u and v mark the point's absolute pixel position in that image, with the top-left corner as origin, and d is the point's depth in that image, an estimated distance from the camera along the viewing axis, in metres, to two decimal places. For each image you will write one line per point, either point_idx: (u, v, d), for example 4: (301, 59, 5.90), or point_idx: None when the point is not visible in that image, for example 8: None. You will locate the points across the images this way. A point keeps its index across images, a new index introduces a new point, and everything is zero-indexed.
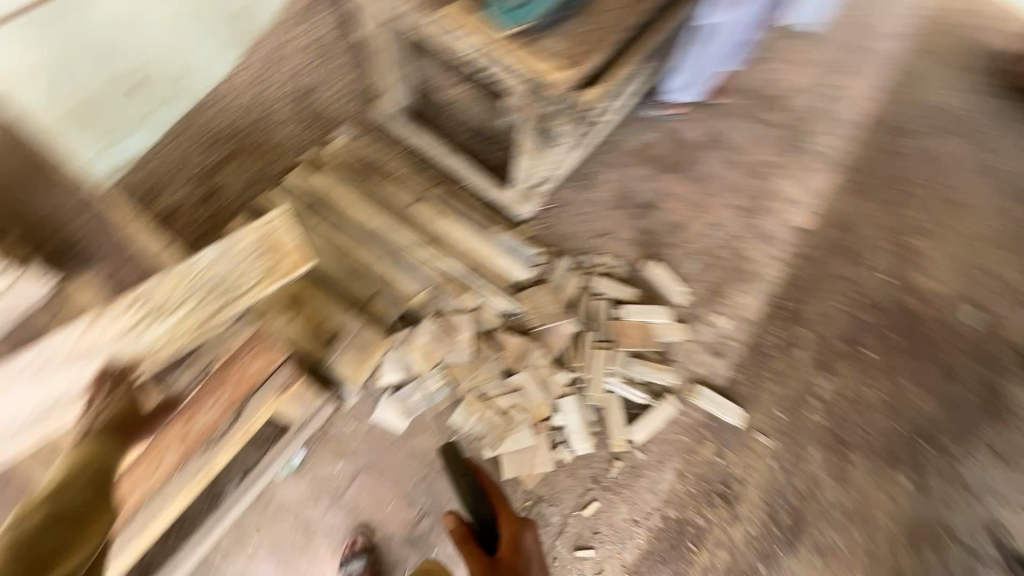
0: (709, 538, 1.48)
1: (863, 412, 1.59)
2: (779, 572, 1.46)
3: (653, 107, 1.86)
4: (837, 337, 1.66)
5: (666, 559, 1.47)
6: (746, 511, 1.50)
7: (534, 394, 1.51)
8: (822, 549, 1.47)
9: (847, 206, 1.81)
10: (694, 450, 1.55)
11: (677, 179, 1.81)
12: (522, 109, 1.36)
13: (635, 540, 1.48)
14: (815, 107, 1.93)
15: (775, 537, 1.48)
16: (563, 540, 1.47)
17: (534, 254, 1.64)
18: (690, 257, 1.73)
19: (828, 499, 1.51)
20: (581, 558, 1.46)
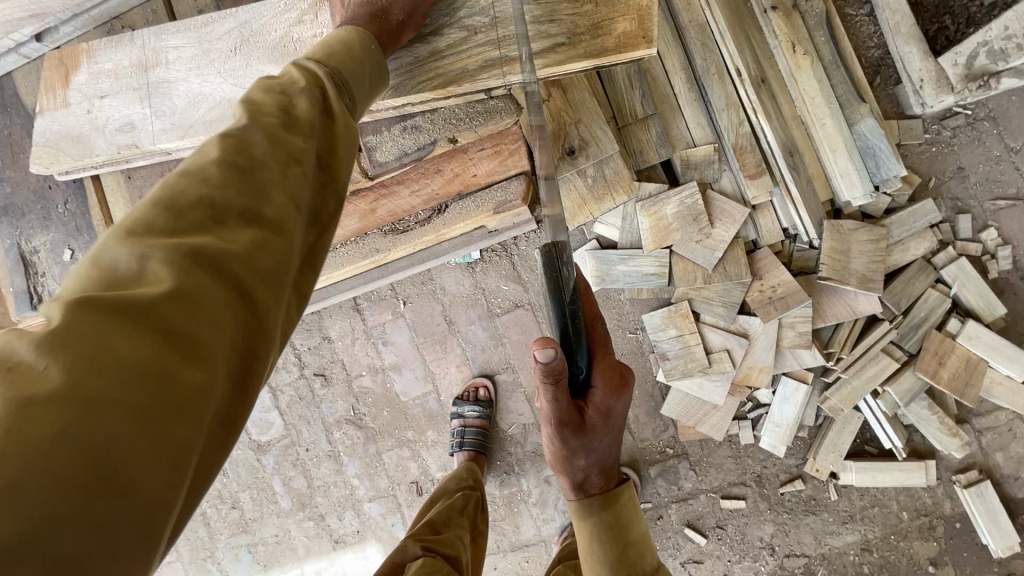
0: (817, 516, 1.77)
1: (979, 425, 1.71)
2: (874, 543, 1.75)
3: (809, 90, 1.60)
4: (993, 343, 1.62)
5: (777, 528, 1.79)
6: (852, 500, 1.76)
7: (689, 382, 1.74)
8: (916, 533, 1.74)
9: (996, 198, 1.68)
10: (821, 445, 1.74)
11: (831, 165, 1.62)
12: (660, 191, 1.64)
13: (752, 515, 1.80)
14: (1006, 95, 1.66)
15: (875, 521, 1.75)
16: (693, 518, 1.83)
17: (659, 259, 1.68)
18: (863, 261, 1.61)
19: (925, 501, 1.73)
20: (705, 534, 1.83)
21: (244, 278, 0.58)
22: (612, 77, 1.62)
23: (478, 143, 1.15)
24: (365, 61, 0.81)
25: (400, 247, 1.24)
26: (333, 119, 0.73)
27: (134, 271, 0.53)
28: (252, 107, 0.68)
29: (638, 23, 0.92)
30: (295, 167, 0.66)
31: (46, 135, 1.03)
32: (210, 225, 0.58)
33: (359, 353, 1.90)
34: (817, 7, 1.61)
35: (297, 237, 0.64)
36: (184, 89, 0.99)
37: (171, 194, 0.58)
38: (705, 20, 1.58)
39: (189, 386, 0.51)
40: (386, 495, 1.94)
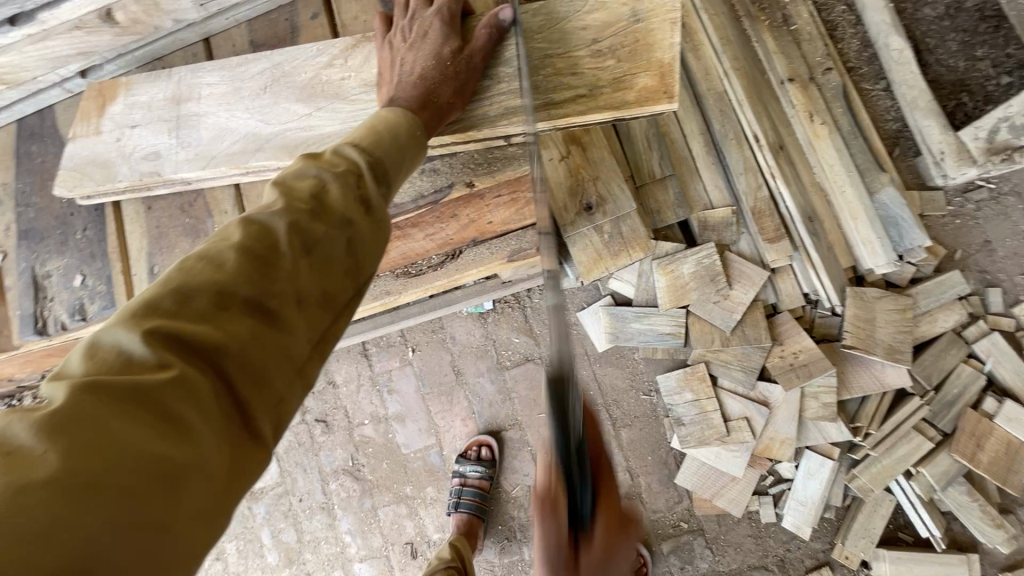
0: None
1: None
2: None
3: (828, 157, 1.61)
4: None
5: None
6: None
7: (707, 452, 1.66)
8: None
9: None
10: (849, 529, 1.62)
11: (854, 231, 1.59)
12: (676, 251, 1.62)
13: None
14: None
15: None
16: None
17: (675, 323, 1.64)
18: (892, 333, 1.55)
19: None
20: None
21: (235, 371, 0.56)
22: (631, 138, 1.66)
23: (494, 190, 1.10)
24: (405, 142, 0.78)
25: (413, 289, 1.24)
26: (369, 215, 0.68)
27: (137, 356, 0.51)
28: (286, 192, 0.64)
29: (660, 78, 0.92)
30: (305, 258, 0.62)
31: (74, 160, 1.04)
32: (212, 313, 0.56)
33: (364, 401, 1.85)
34: (833, 80, 1.66)
35: (300, 331, 0.61)
36: (211, 123, 1.00)
37: (185, 278, 0.56)
38: (723, 89, 1.62)
39: (178, 465, 0.49)
40: (378, 556, 1.82)
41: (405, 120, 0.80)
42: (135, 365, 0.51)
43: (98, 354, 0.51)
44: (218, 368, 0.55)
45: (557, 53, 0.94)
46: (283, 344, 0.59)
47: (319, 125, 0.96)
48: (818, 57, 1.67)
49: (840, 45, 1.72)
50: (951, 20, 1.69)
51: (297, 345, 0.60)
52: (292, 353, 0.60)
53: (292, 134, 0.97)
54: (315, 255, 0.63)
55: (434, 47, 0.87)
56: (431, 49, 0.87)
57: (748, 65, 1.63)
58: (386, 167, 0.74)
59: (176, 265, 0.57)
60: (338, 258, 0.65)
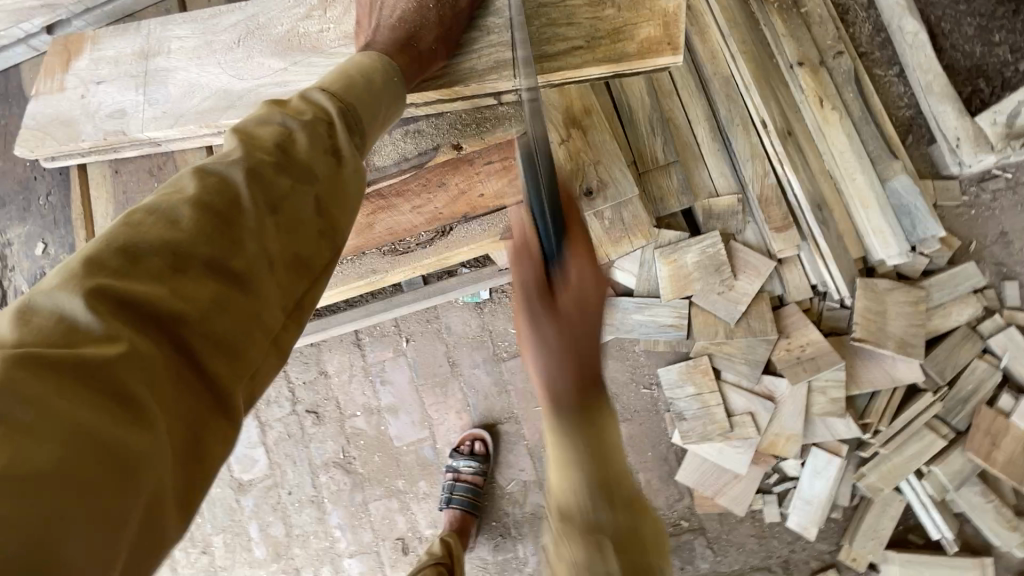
0: None
1: None
2: None
3: (839, 143, 1.55)
4: None
5: None
6: None
7: (709, 448, 1.60)
8: None
9: None
10: (857, 530, 1.55)
11: (864, 220, 1.53)
12: (678, 238, 1.56)
13: None
14: None
15: None
16: None
17: (675, 313, 1.58)
18: (904, 326, 1.49)
19: None
20: None
21: (195, 341, 0.49)
22: (634, 121, 1.60)
23: (484, 155, 1.07)
24: (381, 91, 0.73)
25: (401, 268, 1.18)
26: (339, 164, 0.63)
27: (78, 322, 0.44)
28: (247, 140, 0.59)
29: (663, 28, 0.87)
30: (271, 216, 0.56)
31: (37, 118, 0.98)
32: (166, 275, 0.49)
33: (355, 391, 1.80)
34: (844, 64, 1.59)
35: (269, 297, 0.55)
36: (180, 78, 0.95)
37: (133, 236, 0.50)
38: (729, 72, 1.56)
39: (134, 447, 0.43)
40: (369, 551, 1.77)
41: (381, 68, 0.74)
42: (76, 333, 0.44)
43: (31, 321, 0.44)
44: (175, 337, 0.49)
45: (551, 4, 0.88)
46: (250, 311, 0.53)
47: (294, 80, 0.91)
48: (829, 40, 1.61)
49: (851, 29, 1.66)
50: (968, 3, 1.63)
51: (266, 313, 0.55)
52: (261, 321, 0.54)
53: (265, 90, 0.92)
54: (281, 213, 0.57)
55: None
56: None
57: (756, 47, 1.57)
58: (361, 116, 0.68)
59: (122, 220, 0.51)
60: (307, 216, 0.59)
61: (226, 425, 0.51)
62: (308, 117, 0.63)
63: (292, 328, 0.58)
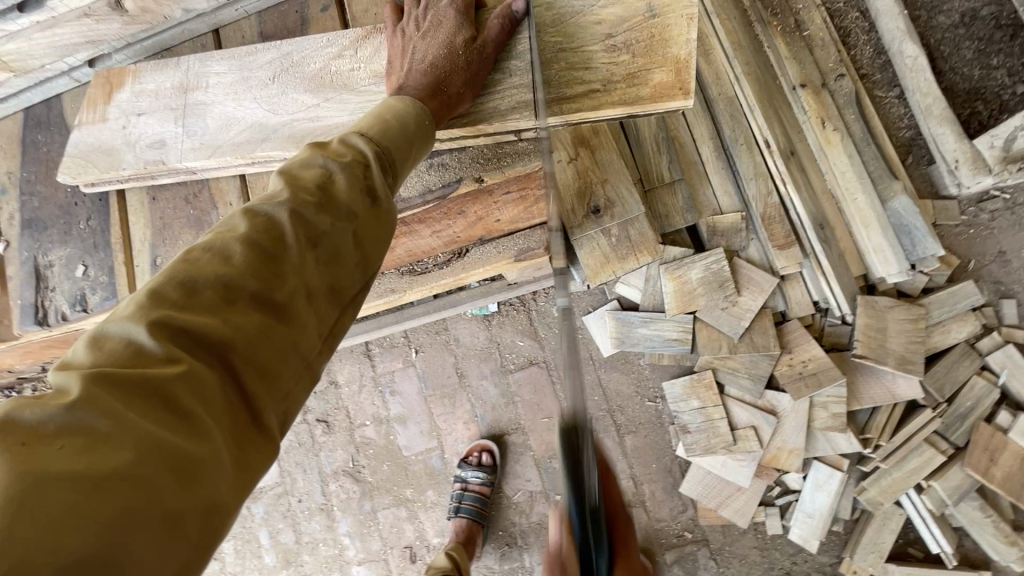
0: None
1: None
2: None
3: (840, 163, 1.59)
4: None
5: None
6: None
7: (713, 461, 1.63)
8: None
9: None
10: (858, 543, 1.58)
11: (865, 239, 1.57)
12: (683, 256, 1.60)
13: None
14: None
15: None
16: None
17: (679, 329, 1.62)
18: (904, 343, 1.52)
19: None
20: None
21: (244, 367, 0.53)
22: (641, 140, 1.64)
23: (503, 185, 1.09)
24: (413, 133, 0.77)
25: (417, 288, 1.21)
26: (374, 202, 0.67)
27: (144, 348, 0.49)
28: (290, 179, 0.63)
29: (676, 73, 0.90)
30: (311, 251, 0.60)
31: (79, 147, 1.03)
32: (219, 307, 0.53)
33: (366, 401, 1.83)
34: (846, 87, 1.64)
35: (309, 326, 0.58)
36: (217, 112, 0.99)
37: (192, 268, 0.54)
38: (733, 93, 1.60)
39: (195, 461, 0.47)
40: (377, 559, 1.80)
41: (414, 109, 0.79)
42: (143, 359, 0.48)
43: (106, 347, 0.49)
44: (229, 362, 0.53)
45: (568, 47, 0.91)
46: (292, 339, 0.57)
47: (327, 116, 0.95)
48: (831, 63, 1.65)
49: (853, 52, 1.70)
50: (966, 28, 1.67)
51: (305, 341, 0.58)
52: (301, 349, 0.57)
53: (300, 125, 0.96)
54: (321, 249, 0.60)
55: (447, 35, 0.86)
56: (444, 37, 0.86)
57: (760, 69, 1.62)
58: (394, 157, 0.72)
59: (181, 255, 0.55)
60: (344, 251, 0.62)
61: (268, 442, 0.54)
62: (346, 159, 0.67)
63: (328, 353, 0.62)
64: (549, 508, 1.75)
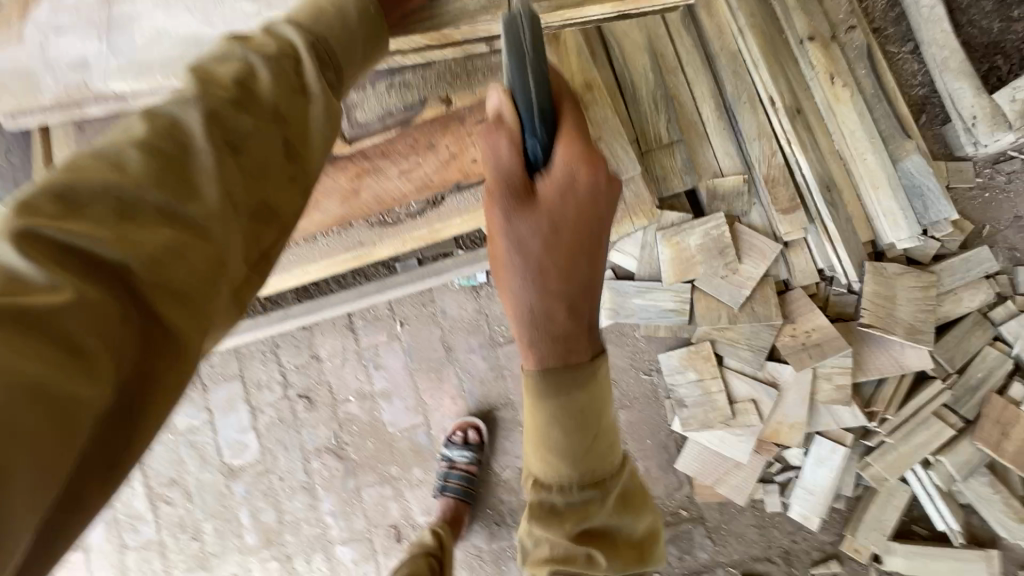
0: None
1: None
2: None
3: (850, 121, 1.48)
4: None
5: None
6: None
7: (710, 436, 1.56)
8: None
9: None
10: (861, 521, 1.52)
11: (874, 203, 1.47)
12: (681, 221, 1.51)
13: None
14: None
15: None
16: None
17: (675, 298, 1.54)
18: (914, 312, 1.44)
19: None
20: None
21: (151, 293, 0.45)
22: (637, 98, 1.53)
23: (474, 112, 1.04)
24: (357, 28, 0.68)
25: (388, 240, 1.12)
26: (306, 98, 0.59)
27: (14, 270, 0.40)
28: (202, 77, 0.54)
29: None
30: (232, 158, 0.52)
31: (0, 71, 0.94)
32: (111, 220, 0.44)
33: (348, 376, 1.76)
34: (857, 39, 1.53)
35: (234, 243, 0.50)
36: (145, 26, 0.87)
37: (77, 176, 0.45)
38: (736, 48, 1.50)
39: (75, 405, 0.40)
40: (361, 539, 1.74)
41: (359, 2, 0.68)
42: (11, 283, 0.40)
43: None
44: (127, 287, 0.44)
45: None
46: (214, 260, 0.48)
47: (266, 26, 0.82)
48: (841, 13, 1.54)
49: (865, 2, 1.59)
50: None
51: (232, 260, 0.50)
52: (224, 266, 0.49)
53: (231, 36, 0.84)
54: (245, 155, 0.53)
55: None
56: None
57: (765, 20, 1.51)
58: (332, 42, 0.64)
59: (63, 162, 0.46)
60: (273, 156, 0.55)
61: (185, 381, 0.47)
62: (270, 52, 0.58)
63: (260, 280, 0.55)
64: None
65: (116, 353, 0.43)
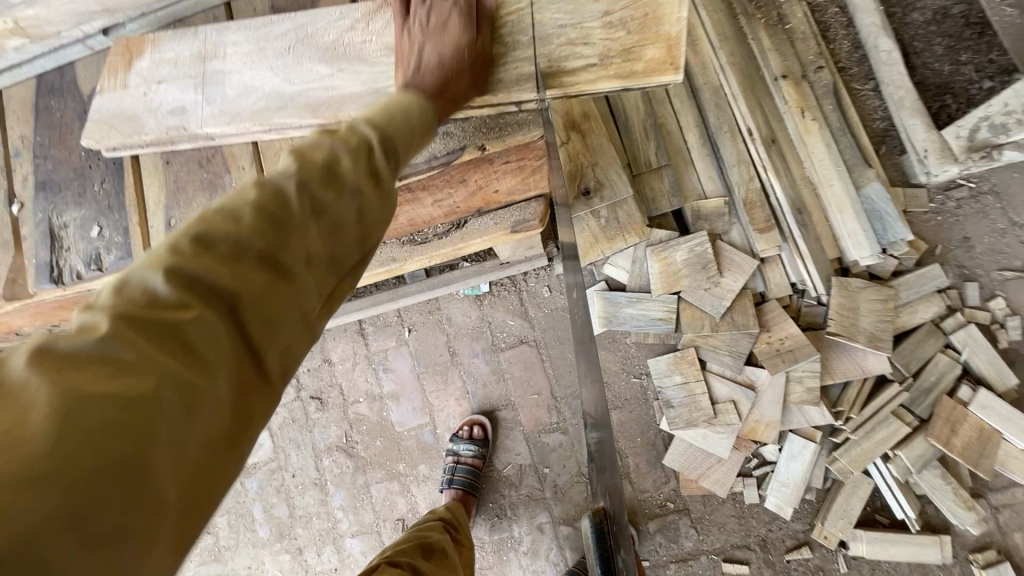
0: None
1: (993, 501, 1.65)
2: None
3: (817, 151, 1.66)
4: (1007, 416, 1.58)
5: None
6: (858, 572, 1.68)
7: (694, 434, 1.71)
8: None
9: (1003, 269, 1.70)
10: (828, 510, 1.68)
11: (842, 224, 1.64)
12: (669, 240, 1.67)
13: None
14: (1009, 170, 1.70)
15: None
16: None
17: (661, 308, 1.70)
18: (876, 322, 1.60)
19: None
20: None
21: (251, 322, 0.55)
22: (629, 126, 1.70)
23: (503, 155, 1.05)
24: (416, 126, 0.78)
25: (416, 257, 1.29)
26: (376, 179, 0.69)
27: (161, 296, 0.51)
28: (300, 152, 0.66)
29: (667, 49, 0.92)
30: (316, 221, 0.62)
31: (101, 113, 1.02)
32: (229, 264, 0.55)
33: (359, 378, 1.87)
34: (825, 78, 1.71)
35: (311, 287, 0.61)
36: (236, 80, 0.99)
37: (207, 227, 0.56)
38: (718, 83, 1.67)
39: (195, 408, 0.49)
40: (369, 531, 1.84)
41: (415, 105, 0.79)
42: (157, 306, 0.51)
43: (125, 292, 0.51)
44: (236, 320, 0.55)
45: (569, 25, 0.94)
46: (294, 297, 0.59)
47: (344, 86, 0.96)
48: (811, 55, 1.72)
49: (832, 45, 1.78)
50: (938, 25, 1.76)
51: (307, 300, 0.60)
52: (304, 302, 0.60)
53: (316, 94, 0.96)
54: (324, 219, 0.63)
55: (455, 37, 0.87)
56: (451, 37, 0.87)
57: (744, 60, 1.69)
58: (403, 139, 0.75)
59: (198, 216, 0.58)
60: (347, 222, 0.65)
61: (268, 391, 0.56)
62: (352, 135, 0.69)
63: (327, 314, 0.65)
64: (537, 481, 1.81)
65: (229, 367, 0.53)
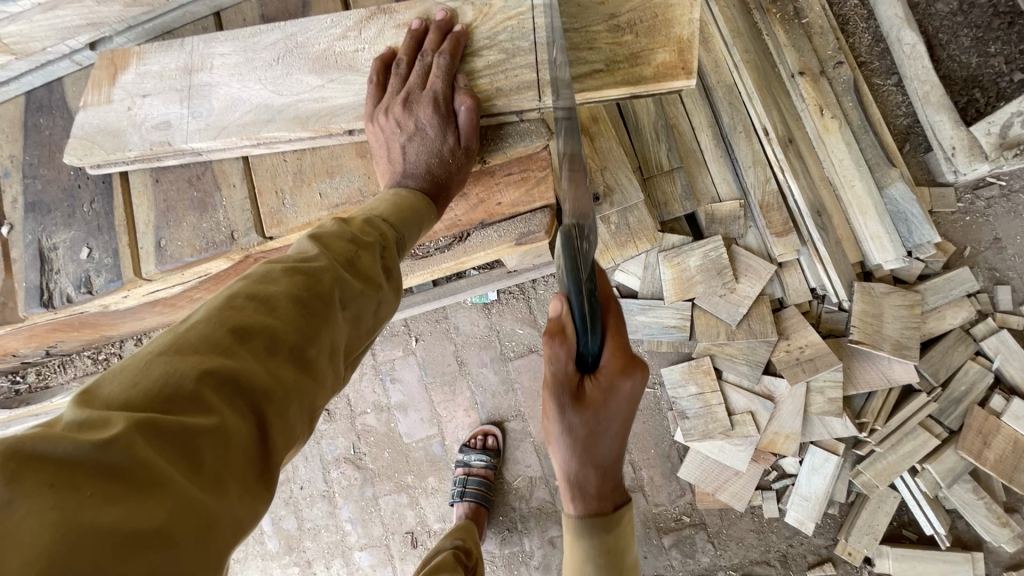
0: None
1: None
2: None
3: (838, 150, 1.59)
4: None
5: None
6: None
7: (710, 446, 1.65)
8: None
9: None
10: (853, 525, 1.61)
11: (863, 228, 1.57)
12: (682, 245, 1.61)
13: None
14: None
15: None
16: None
17: (674, 316, 1.64)
18: (901, 330, 1.53)
19: None
20: None
21: (271, 420, 0.53)
22: (638, 128, 1.64)
23: (505, 167, 1.06)
24: (420, 219, 0.84)
25: (420, 270, 1.24)
26: (389, 277, 0.74)
27: (174, 394, 0.48)
28: (324, 240, 0.68)
29: (678, 53, 0.89)
30: (341, 310, 0.64)
31: (85, 128, 0.99)
32: (255, 359, 0.54)
33: (366, 390, 1.85)
34: (845, 74, 1.62)
35: (325, 379, 0.60)
36: (223, 93, 0.97)
37: (236, 319, 0.55)
38: (733, 81, 1.59)
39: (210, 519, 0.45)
40: (378, 545, 1.82)
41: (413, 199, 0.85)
42: (173, 405, 0.48)
43: (140, 385, 0.48)
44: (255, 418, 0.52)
45: (574, 28, 0.90)
46: (312, 394, 0.58)
47: (332, 96, 0.95)
48: (830, 50, 1.63)
49: (850, 39, 1.70)
50: (965, 15, 1.67)
51: (320, 396, 0.59)
52: (314, 403, 0.58)
53: (305, 105, 0.95)
54: (347, 308, 0.65)
55: (434, 138, 0.88)
56: (431, 143, 0.88)
57: (759, 56, 1.61)
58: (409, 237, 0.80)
59: (225, 302, 0.57)
60: (364, 313, 0.67)
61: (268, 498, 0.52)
62: (367, 229, 0.74)
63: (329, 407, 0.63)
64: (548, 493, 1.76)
65: (240, 476, 0.49)
